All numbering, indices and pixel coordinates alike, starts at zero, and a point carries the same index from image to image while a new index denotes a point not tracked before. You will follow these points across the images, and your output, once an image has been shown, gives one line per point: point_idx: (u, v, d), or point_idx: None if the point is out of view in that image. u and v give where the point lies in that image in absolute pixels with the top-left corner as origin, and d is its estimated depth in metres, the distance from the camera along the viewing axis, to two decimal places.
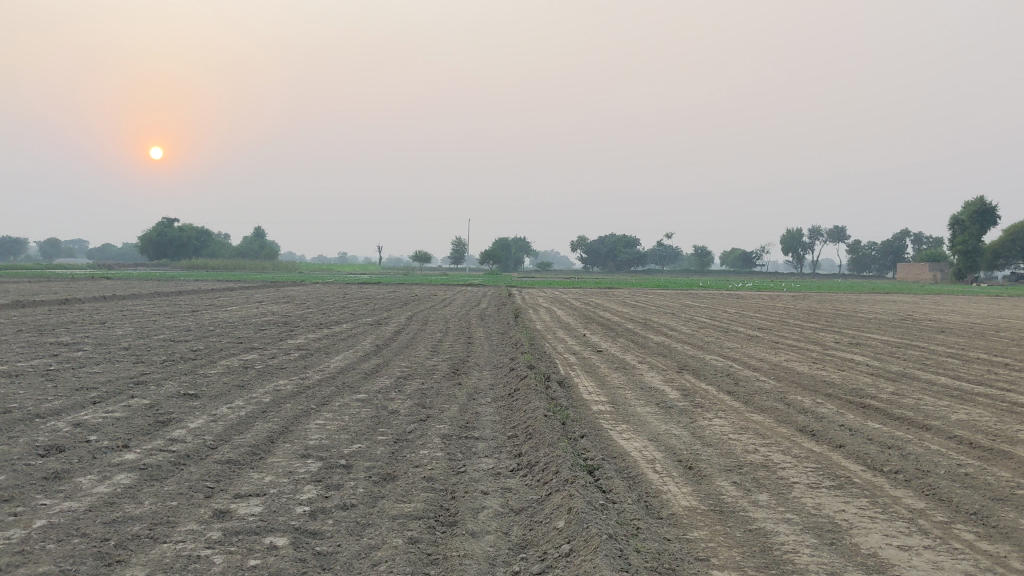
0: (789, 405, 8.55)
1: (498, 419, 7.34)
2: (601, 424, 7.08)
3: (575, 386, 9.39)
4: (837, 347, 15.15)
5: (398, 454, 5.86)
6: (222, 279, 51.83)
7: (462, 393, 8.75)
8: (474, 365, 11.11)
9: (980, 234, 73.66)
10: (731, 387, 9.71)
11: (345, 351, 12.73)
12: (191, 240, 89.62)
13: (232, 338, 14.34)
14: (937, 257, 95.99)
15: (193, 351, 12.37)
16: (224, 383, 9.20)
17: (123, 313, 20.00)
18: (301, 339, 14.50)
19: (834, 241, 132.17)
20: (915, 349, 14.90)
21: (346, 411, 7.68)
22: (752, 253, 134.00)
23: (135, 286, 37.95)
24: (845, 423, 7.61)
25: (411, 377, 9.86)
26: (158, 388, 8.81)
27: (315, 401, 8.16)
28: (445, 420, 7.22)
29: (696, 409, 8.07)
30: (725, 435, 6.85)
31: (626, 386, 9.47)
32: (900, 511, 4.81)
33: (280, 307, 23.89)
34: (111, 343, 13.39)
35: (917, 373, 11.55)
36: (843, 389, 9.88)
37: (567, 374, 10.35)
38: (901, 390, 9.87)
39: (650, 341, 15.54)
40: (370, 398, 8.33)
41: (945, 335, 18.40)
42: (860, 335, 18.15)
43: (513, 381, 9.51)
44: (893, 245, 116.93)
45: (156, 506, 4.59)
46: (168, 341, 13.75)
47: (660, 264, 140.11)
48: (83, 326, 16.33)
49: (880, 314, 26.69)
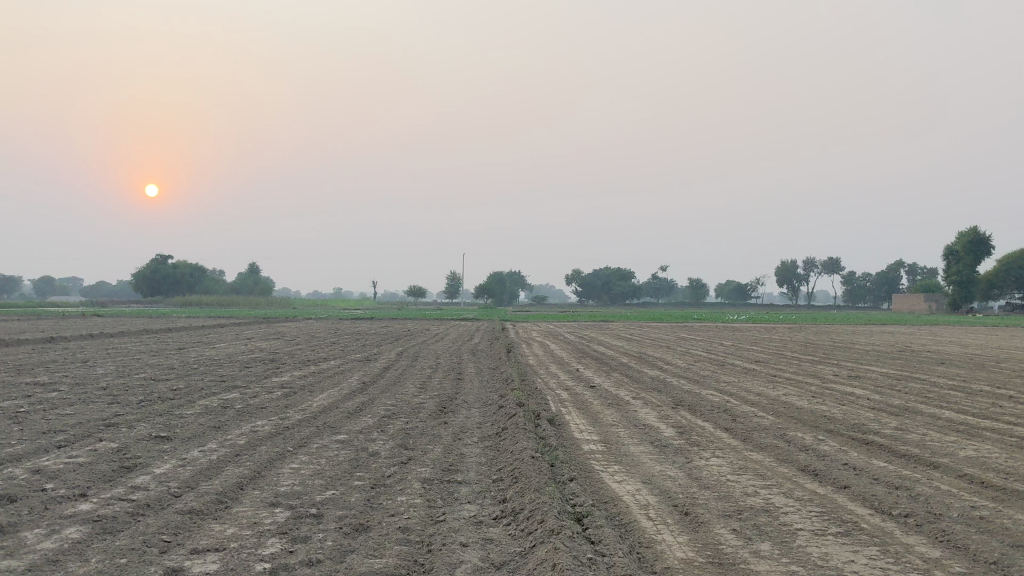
0: (789, 443, 8.18)
1: (483, 461, 6.96)
2: (592, 465, 6.70)
3: (566, 423, 9.01)
4: (836, 380, 14.80)
5: (373, 501, 5.48)
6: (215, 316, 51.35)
7: (447, 432, 8.37)
8: (462, 402, 10.72)
9: (975, 264, 73.59)
10: (729, 424, 9.32)
11: (330, 388, 12.32)
12: (185, 277, 89.19)
13: (214, 376, 13.93)
14: (932, 288, 95.79)
15: (172, 390, 11.97)
16: (199, 424, 8.81)
17: (107, 351, 19.57)
18: (286, 376, 14.10)
19: (829, 272, 132.05)
20: (917, 382, 14.51)
21: (323, 453, 7.28)
22: (746, 286, 133.97)
23: (126, 323, 37.51)
24: (849, 461, 7.24)
25: (395, 415, 9.46)
26: (129, 430, 8.41)
27: (292, 443, 7.76)
28: (427, 462, 6.84)
29: (692, 448, 7.70)
30: (722, 476, 6.48)
31: (619, 424, 9.09)
32: (914, 561, 4.42)
33: (269, 344, 23.49)
34: (89, 383, 12.97)
35: (921, 407, 11.16)
36: (845, 425, 9.49)
37: (558, 411, 9.97)
38: (904, 426, 9.48)
39: (644, 375, 15.14)
40: (350, 439, 7.93)
41: (945, 367, 18.00)
42: (860, 367, 17.73)
43: (501, 419, 9.13)
44: (887, 276, 116.92)
45: (103, 564, 4.19)
46: (149, 380, 13.34)
47: (655, 297, 139.94)
48: (63, 365, 15.91)
49: (878, 345, 26.37)
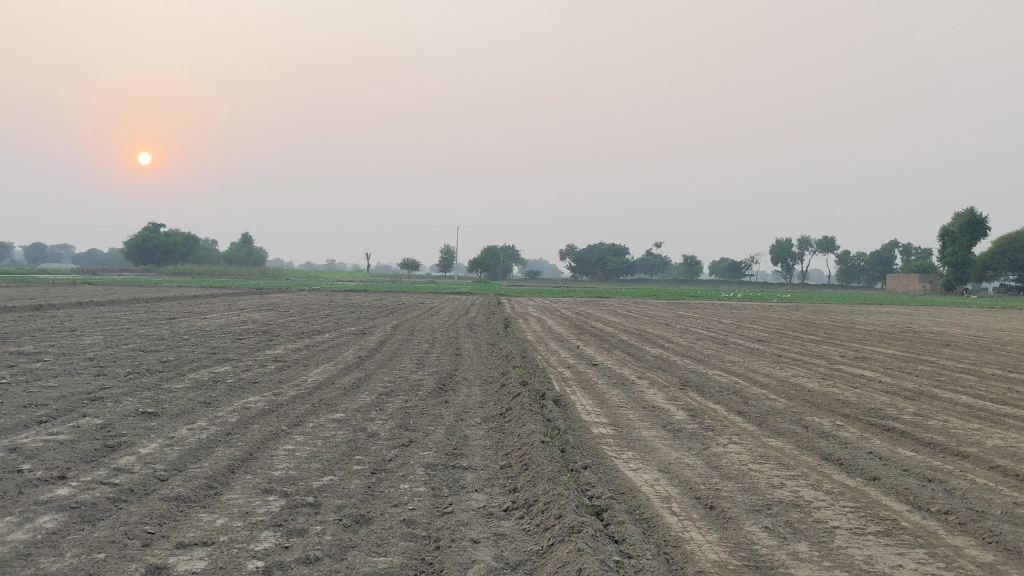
0: (807, 428, 7.81)
1: (488, 445, 6.57)
2: (605, 451, 6.32)
3: (572, 404, 8.62)
4: (843, 361, 14.46)
5: (374, 489, 5.09)
6: (206, 286, 50.72)
7: (449, 413, 7.96)
8: (462, 380, 10.33)
9: (970, 246, 73.36)
10: (742, 407, 8.94)
11: (325, 363, 11.90)
12: (178, 246, 88.30)
13: (205, 348, 13.50)
14: (926, 268, 95.47)
15: (162, 362, 11.55)
16: (189, 400, 8.40)
17: (96, 320, 19.12)
18: (280, 350, 13.69)
19: (823, 251, 131.70)
20: (925, 365, 14.16)
21: (320, 433, 6.88)
22: (740, 264, 133.82)
23: (116, 292, 36.88)
24: (874, 450, 6.88)
25: (393, 393, 9.06)
26: (115, 405, 7.99)
27: (286, 422, 7.36)
28: (430, 445, 6.44)
29: (707, 433, 7.32)
30: (743, 466, 6.10)
31: (627, 405, 8.71)
32: (967, 567, 4.04)
33: (261, 316, 23.01)
34: (75, 353, 12.52)
35: (936, 391, 10.80)
36: (861, 410, 9.13)
37: (563, 391, 9.58)
38: (923, 412, 9.11)
39: (647, 354, 14.75)
40: (347, 419, 7.53)
41: (951, 349, 17.67)
42: (865, 348, 17.37)
43: (504, 399, 8.74)
44: (881, 257, 116.77)
45: (78, 560, 3.79)
46: (138, 351, 12.90)
47: (649, 273, 139.68)
48: (49, 334, 15.44)
49: (879, 326, 26.04)
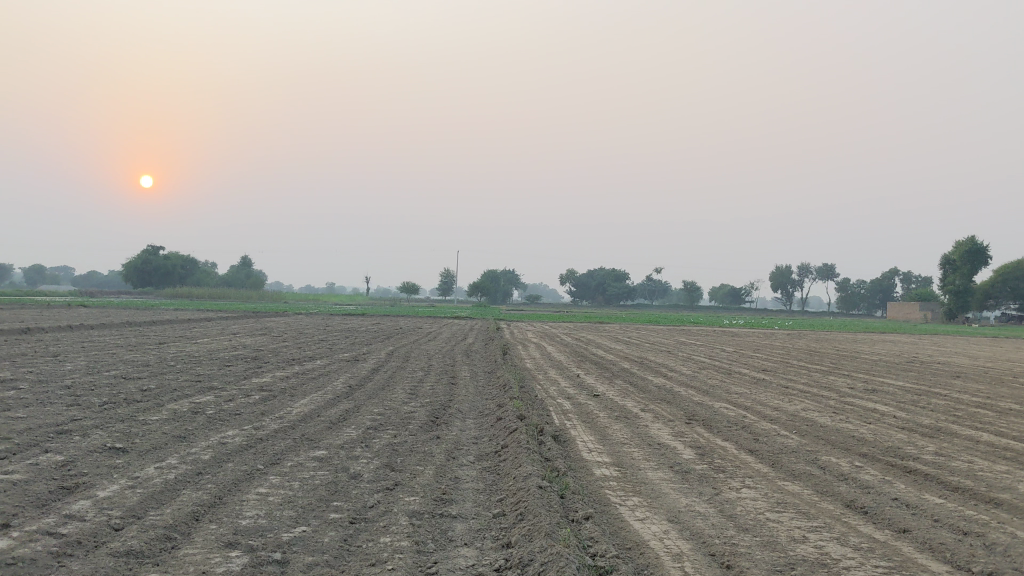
0: (825, 470, 7.28)
1: (481, 489, 6.03)
2: (608, 497, 5.78)
3: (572, 441, 8.08)
4: (854, 393, 13.91)
5: (351, 543, 4.56)
6: (203, 309, 50.14)
7: (440, 450, 7.42)
8: (456, 412, 9.79)
9: (971, 274, 72.90)
10: (753, 445, 8.41)
11: (313, 393, 11.33)
12: (176, 269, 87.73)
13: (190, 376, 12.94)
14: (926, 296, 94.90)
15: (142, 391, 10.99)
16: (162, 434, 7.86)
17: (83, 345, 18.56)
18: (268, 378, 13.13)
19: (823, 278, 131.18)
20: (939, 398, 13.59)
21: (299, 474, 6.34)
22: (740, 291, 133.36)
23: (110, 315, 36.31)
24: (899, 496, 6.34)
25: (382, 427, 8.52)
26: (81, 440, 7.44)
27: (264, 460, 6.82)
28: (416, 489, 5.91)
29: (718, 475, 6.79)
30: (760, 516, 5.57)
31: (631, 442, 8.17)
32: None
33: (255, 341, 22.42)
34: (52, 380, 11.96)
35: (955, 428, 10.24)
36: (878, 449, 8.59)
37: (563, 425, 9.03)
38: (945, 451, 8.57)
39: (649, 384, 14.17)
40: (330, 457, 6.98)
41: (962, 381, 17.06)
42: (874, 380, 16.78)
43: (499, 435, 8.19)
44: (882, 284, 116.32)
45: None
46: (118, 379, 12.34)
47: (649, 299, 139.19)
48: (30, 360, 14.87)
49: (885, 355, 25.43)
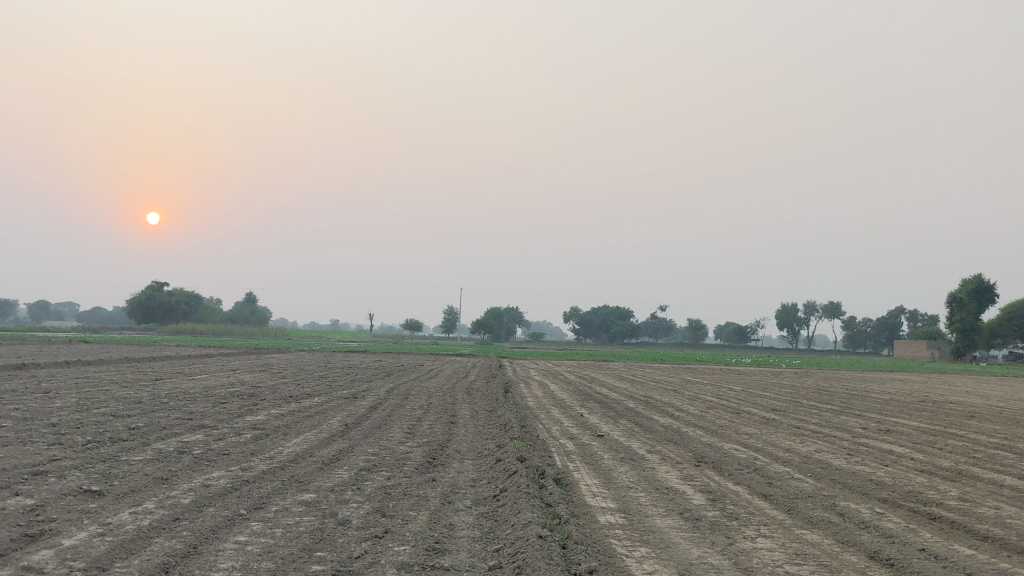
0: (844, 517, 6.85)
1: (478, 537, 5.62)
2: (614, 548, 5.37)
3: (576, 485, 7.66)
4: (867, 434, 13.44)
5: None
6: (205, 345, 49.77)
7: (435, 494, 6.99)
8: (454, 453, 9.36)
9: (978, 312, 72.44)
10: (766, 489, 7.98)
11: (307, 432, 10.91)
12: (179, 304, 87.43)
13: (182, 413, 12.53)
14: (933, 335, 94.22)
15: (129, 429, 10.58)
16: (143, 475, 7.46)
17: (77, 381, 18.16)
18: (262, 415, 12.70)
19: (828, 316, 130.60)
20: (956, 439, 13.12)
21: (283, 521, 5.93)
22: (746, 328, 132.77)
23: (110, 351, 35.92)
24: (927, 546, 5.91)
25: (376, 469, 8.11)
26: (57, 482, 7.03)
27: (247, 504, 6.41)
28: (407, 537, 5.50)
29: (731, 523, 6.36)
30: (779, 569, 5.14)
31: (637, 486, 7.75)
32: None
33: (253, 377, 21.98)
34: (38, 418, 11.55)
35: (976, 471, 9.78)
36: (899, 493, 8.15)
37: (565, 468, 8.60)
38: (969, 496, 8.13)
39: (655, 424, 13.71)
40: (318, 501, 6.57)
41: (977, 422, 16.57)
42: (888, 419, 16.29)
43: (498, 478, 7.76)
44: (887, 322, 115.75)
45: None
46: (107, 416, 11.92)
47: (653, 336, 138.60)
48: (20, 396, 14.46)
49: (896, 394, 24.94)
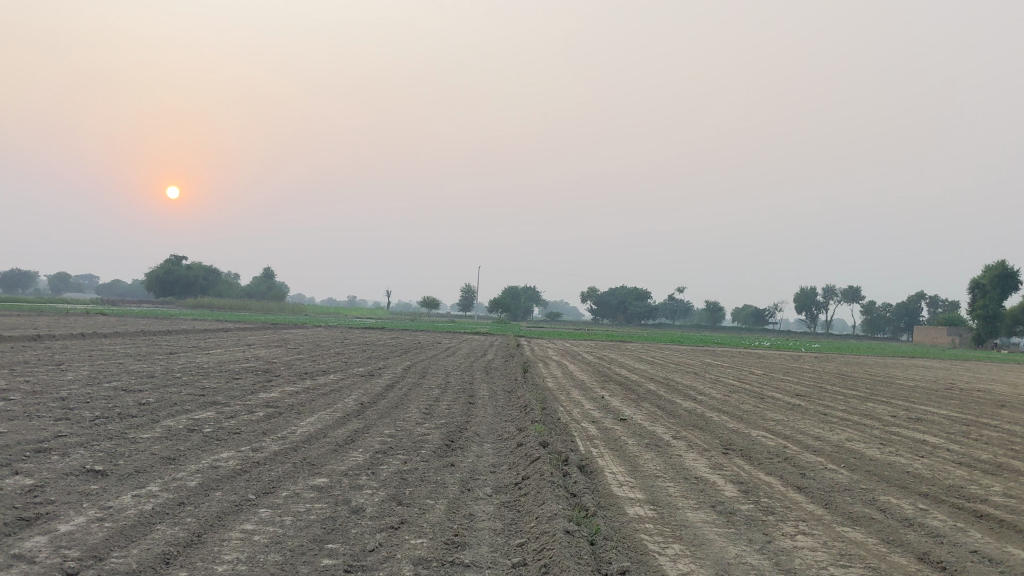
0: (886, 514, 6.46)
1: (500, 530, 5.27)
2: (645, 544, 5.02)
3: (601, 473, 7.29)
4: (898, 423, 12.98)
5: None
6: (221, 319, 49.70)
7: (454, 480, 6.65)
8: (473, 436, 9.01)
9: (1001, 299, 71.34)
10: (800, 481, 7.60)
11: (321, 410, 10.60)
12: (197, 279, 87.44)
13: (194, 389, 12.23)
14: (954, 320, 93.03)
15: (139, 405, 10.29)
16: (149, 455, 7.15)
17: (90, 354, 17.94)
18: (275, 393, 12.39)
19: (848, 300, 129.46)
20: (990, 430, 12.66)
21: (294, 507, 5.61)
22: (764, 311, 131.93)
23: (126, 324, 35.84)
24: (978, 548, 5.52)
25: (392, 452, 7.78)
26: (59, 461, 6.74)
27: (257, 489, 6.09)
28: (425, 529, 5.15)
29: (767, 518, 5.99)
30: (822, 572, 4.76)
31: (666, 475, 7.37)
32: None
33: (269, 353, 21.71)
34: (47, 391, 11.29)
35: (1017, 465, 9.34)
36: (940, 488, 7.74)
37: (589, 454, 8.23)
38: (1014, 492, 7.70)
39: (679, 408, 13.31)
40: (331, 487, 6.24)
41: (1009, 412, 16.06)
42: (916, 407, 15.82)
43: (520, 464, 7.41)
44: (908, 307, 114.47)
45: None
46: (118, 391, 11.63)
47: (670, 318, 137.88)
48: (31, 368, 14.23)
49: (922, 381, 24.40)
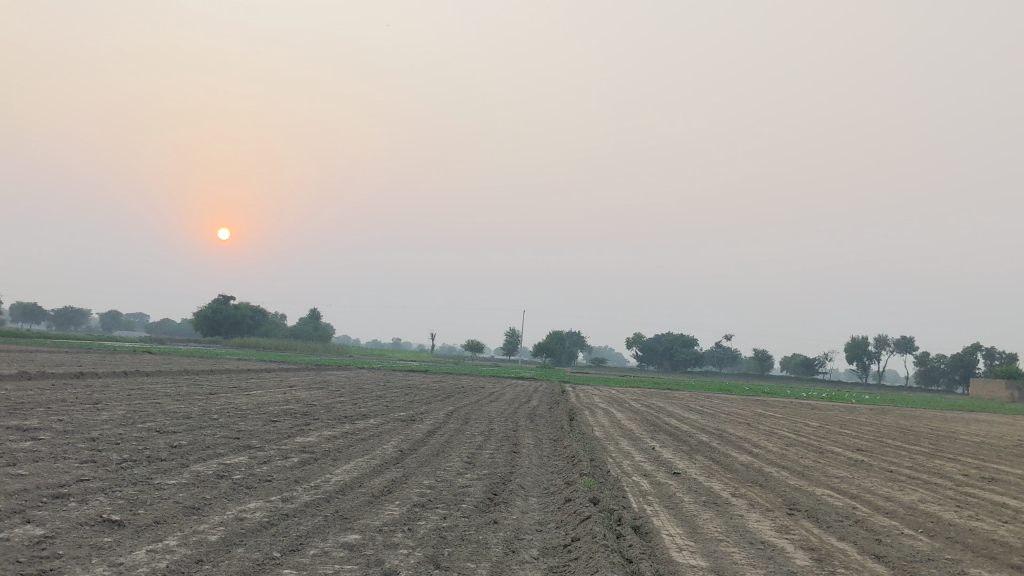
0: None
1: None
2: None
3: (658, 535, 6.66)
4: (972, 483, 12.12)
5: None
6: (264, 360, 49.60)
7: (497, 541, 6.08)
8: (518, 489, 8.42)
9: None
10: (878, 548, 6.91)
11: (359, 457, 10.09)
12: (244, 319, 88.00)
13: (228, 432, 11.79)
14: (1012, 372, 90.19)
15: (170, 448, 9.85)
16: (172, 504, 6.68)
17: (129, 393, 17.66)
18: (312, 437, 11.90)
19: (900, 351, 126.59)
20: None
21: (320, 569, 5.08)
22: (814, 361, 129.54)
23: (168, 363, 35.73)
24: None
25: (431, 506, 7.23)
26: (76, 509, 6.29)
27: (283, 545, 5.59)
28: None
29: None
30: None
31: (729, 539, 6.73)
32: None
33: (309, 395, 21.27)
34: (78, 431, 10.91)
35: None
36: None
37: (644, 513, 7.59)
38: None
39: (735, 462, 12.60)
40: (364, 545, 5.70)
41: None
42: (987, 466, 14.90)
43: (570, 524, 6.82)
44: (963, 359, 111.43)
45: None
46: (150, 433, 11.22)
47: (717, 365, 135.80)
48: (67, 407, 13.93)
49: (986, 438, 23.26)
